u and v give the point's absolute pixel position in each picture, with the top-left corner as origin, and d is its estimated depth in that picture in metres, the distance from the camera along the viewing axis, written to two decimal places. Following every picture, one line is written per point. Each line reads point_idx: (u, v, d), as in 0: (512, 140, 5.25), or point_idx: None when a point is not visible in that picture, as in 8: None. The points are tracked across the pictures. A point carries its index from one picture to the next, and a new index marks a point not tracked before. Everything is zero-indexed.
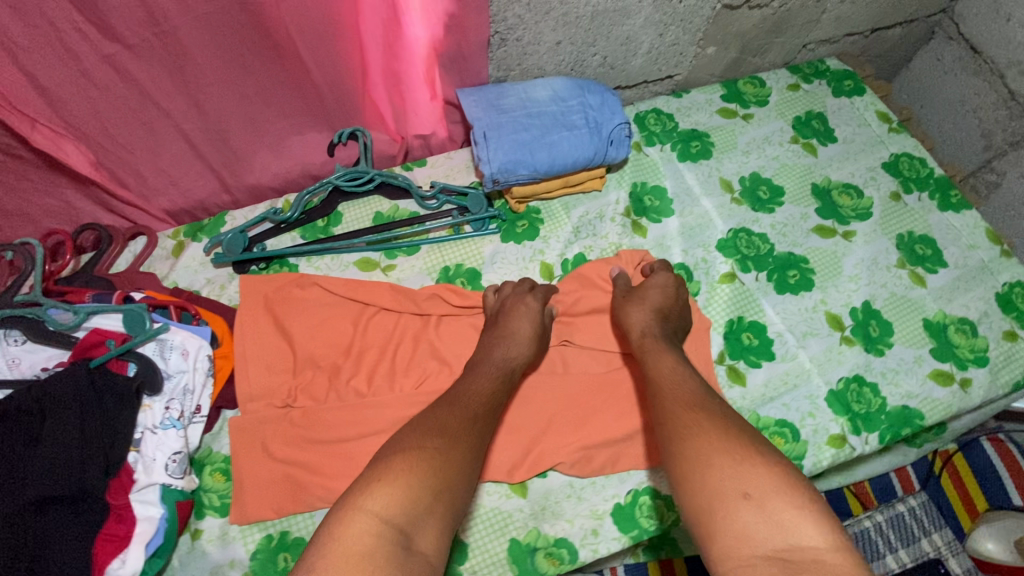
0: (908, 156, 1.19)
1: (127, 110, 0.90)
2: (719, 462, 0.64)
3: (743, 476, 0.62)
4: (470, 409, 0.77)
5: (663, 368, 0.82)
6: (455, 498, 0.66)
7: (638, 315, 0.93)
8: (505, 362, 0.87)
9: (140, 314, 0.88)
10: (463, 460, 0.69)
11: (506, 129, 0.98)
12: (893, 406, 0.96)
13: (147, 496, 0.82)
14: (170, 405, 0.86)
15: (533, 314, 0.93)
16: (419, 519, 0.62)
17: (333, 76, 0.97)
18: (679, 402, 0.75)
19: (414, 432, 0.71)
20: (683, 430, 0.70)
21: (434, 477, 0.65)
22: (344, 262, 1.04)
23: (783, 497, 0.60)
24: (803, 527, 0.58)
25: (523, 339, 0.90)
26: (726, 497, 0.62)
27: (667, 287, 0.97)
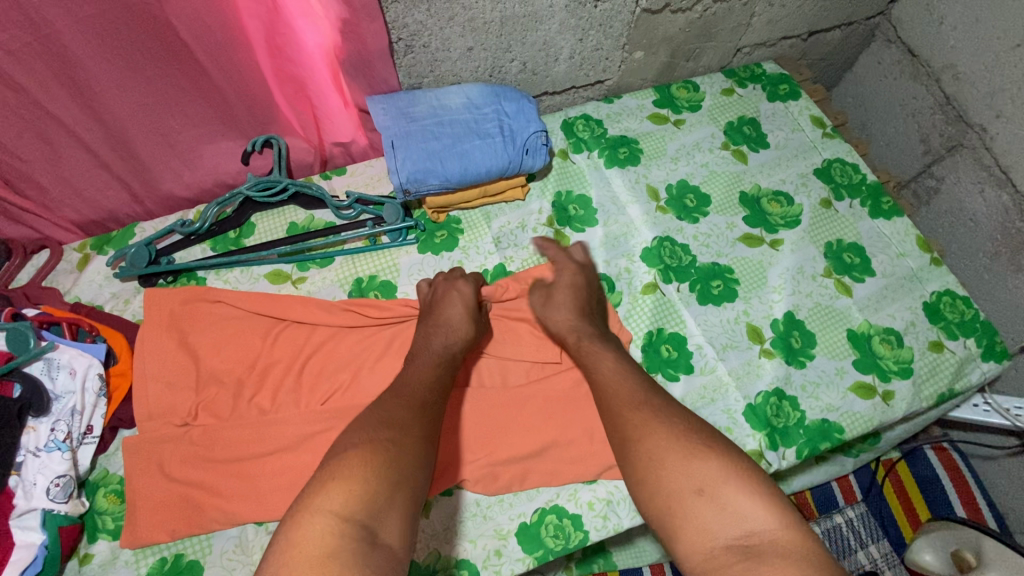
0: (841, 161, 1.16)
1: (17, 119, 0.87)
2: (670, 462, 0.67)
3: (693, 470, 0.66)
4: (416, 397, 0.77)
5: (600, 367, 0.83)
6: (412, 485, 0.66)
7: (562, 314, 0.92)
8: (449, 350, 0.87)
9: (26, 332, 0.85)
10: (416, 448, 0.70)
11: (415, 137, 0.96)
12: (812, 420, 0.94)
13: (28, 522, 0.78)
14: (56, 426, 0.83)
15: (469, 298, 0.92)
16: (380, 512, 0.62)
17: (237, 83, 0.94)
18: (622, 401, 0.76)
19: (365, 427, 0.71)
20: (631, 435, 0.72)
21: (389, 470, 0.65)
22: (254, 275, 1.01)
23: (732, 487, 0.64)
24: (756, 512, 0.62)
25: (463, 325, 0.89)
26: (681, 496, 0.65)
27: (576, 284, 0.94)
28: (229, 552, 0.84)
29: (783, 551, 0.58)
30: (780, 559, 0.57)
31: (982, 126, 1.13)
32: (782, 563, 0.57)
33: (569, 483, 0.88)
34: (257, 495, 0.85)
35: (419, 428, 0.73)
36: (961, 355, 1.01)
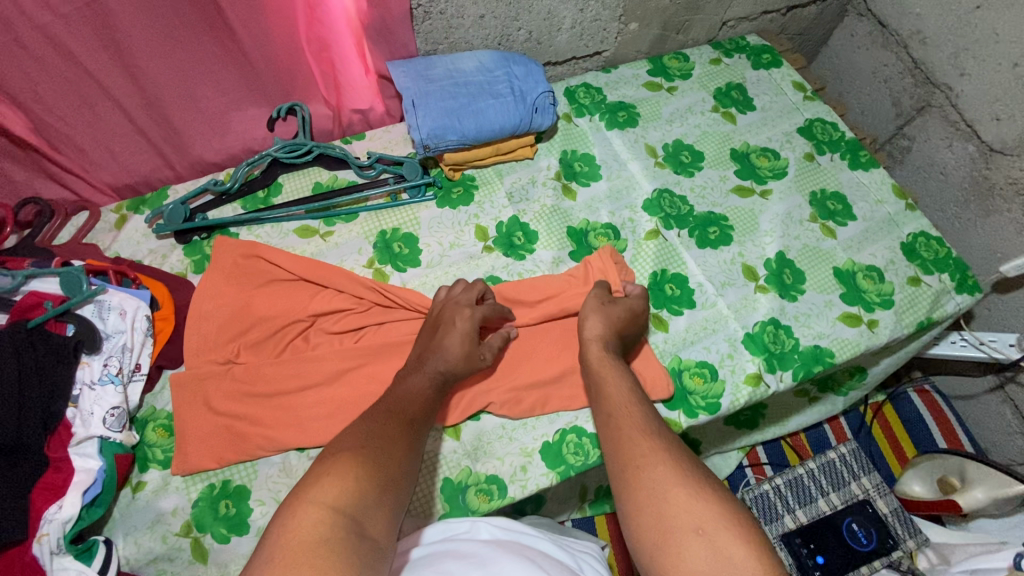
0: (821, 121, 1.26)
1: (63, 81, 0.94)
2: (674, 495, 0.67)
3: (694, 510, 0.66)
4: (406, 411, 0.77)
5: (612, 392, 0.83)
6: (398, 491, 0.68)
7: (596, 327, 0.92)
8: (440, 379, 0.84)
9: (78, 277, 0.91)
10: (405, 455, 0.72)
11: (433, 96, 1.04)
12: (805, 346, 1.03)
13: (86, 450, 0.84)
14: (108, 362, 0.89)
15: (470, 335, 0.88)
16: (369, 509, 0.63)
17: (267, 50, 1.02)
18: (633, 426, 0.76)
19: (356, 434, 0.71)
20: (639, 460, 0.72)
21: (380, 473, 0.67)
22: (284, 230, 1.08)
23: (731, 534, 0.63)
24: (749, 561, 0.61)
25: (456, 357, 0.86)
26: (680, 533, 0.65)
27: (633, 310, 0.96)
28: (274, 476, 0.90)
29: None
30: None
31: (948, 85, 1.24)
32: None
33: (586, 406, 0.96)
34: (298, 424, 0.92)
35: (408, 441, 0.74)
36: (937, 288, 1.10)
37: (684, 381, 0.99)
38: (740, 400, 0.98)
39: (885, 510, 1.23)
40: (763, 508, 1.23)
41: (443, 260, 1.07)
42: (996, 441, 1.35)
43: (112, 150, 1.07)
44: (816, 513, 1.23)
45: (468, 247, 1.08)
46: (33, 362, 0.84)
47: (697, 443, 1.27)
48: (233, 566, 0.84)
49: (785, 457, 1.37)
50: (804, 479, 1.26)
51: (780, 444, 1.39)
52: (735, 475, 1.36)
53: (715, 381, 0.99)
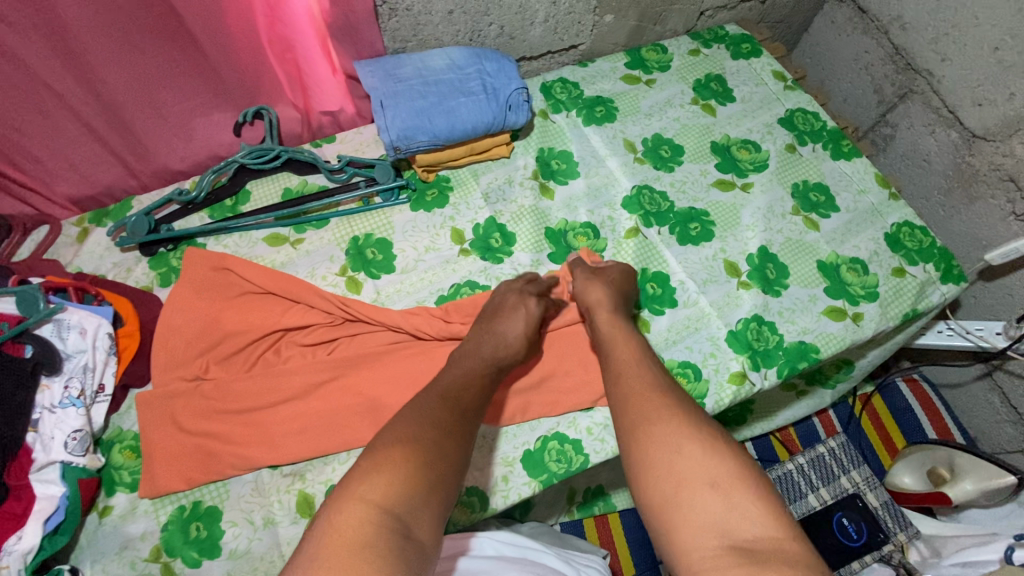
0: (803, 110, 1.24)
1: (15, 91, 0.90)
2: (688, 450, 0.64)
3: (708, 464, 0.63)
4: (461, 403, 0.72)
5: (621, 354, 0.80)
6: (448, 483, 0.63)
7: (598, 292, 0.91)
8: (494, 361, 0.82)
9: (34, 296, 0.87)
10: (458, 449, 0.66)
11: (402, 96, 1.01)
12: (790, 342, 1.01)
13: (48, 476, 0.81)
14: (69, 384, 0.85)
15: (530, 319, 0.88)
16: (418, 509, 0.59)
17: (228, 52, 0.99)
18: (642, 386, 0.73)
19: (409, 423, 0.67)
20: (650, 415, 0.68)
21: (432, 469, 0.62)
22: (253, 239, 1.04)
23: (744, 489, 0.61)
24: (763, 515, 0.59)
25: (515, 334, 0.85)
26: (692, 486, 0.62)
27: (626, 270, 0.97)
28: (246, 496, 0.87)
29: (787, 558, 0.55)
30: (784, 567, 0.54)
31: (930, 71, 1.22)
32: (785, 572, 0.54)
33: (568, 412, 0.94)
34: (270, 440, 0.89)
35: (459, 431, 0.69)
36: (922, 278, 1.09)
37: None
38: (724, 399, 0.96)
39: (876, 504, 1.22)
40: None
41: (419, 265, 1.04)
42: (985, 430, 1.34)
43: (71, 161, 1.03)
44: (806, 509, 1.22)
45: (444, 251, 1.05)
46: None
47: None
48: None
49: (774, 452, 1.36)
50: (793, 475, 1.25)
51: (768, 439, 1.38)
52: None
53: (698, 381, 0.96)
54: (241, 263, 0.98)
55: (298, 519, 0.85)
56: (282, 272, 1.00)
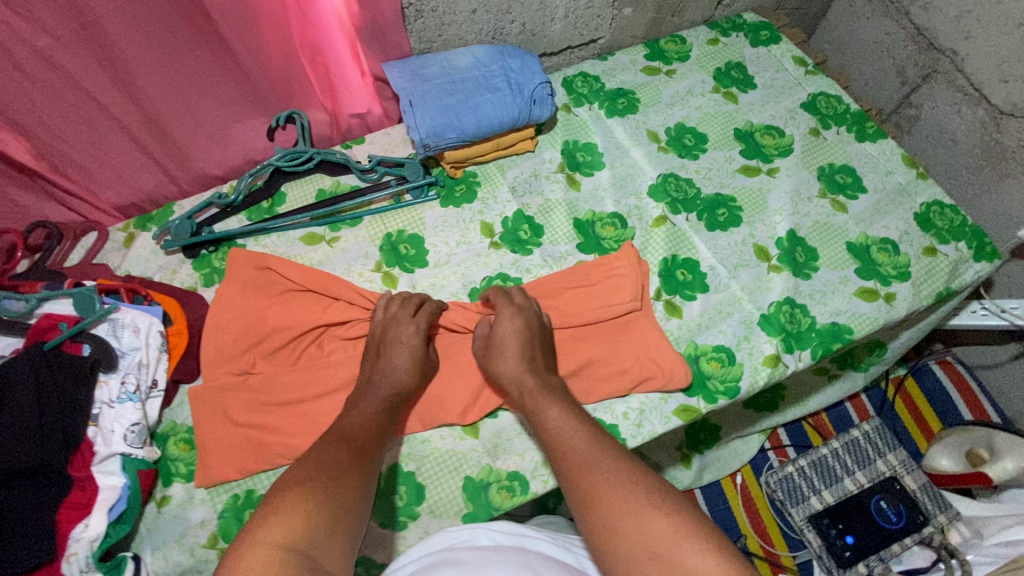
0: (825, 94, 1.24)
1: (63, 103, 0.96)
2: (623, 527, 0.66)
3: (645, 535, 0.65)
4: (358, 440, 0.76)
5: (554, 428, 0.78)
6: (352, 518, 0.67)
7: (507, 362, 0.87)
8: (393, 400, 0.85)
9: (90, 296, 0.91)
10: (358, 484, 0.70)
11: (430, 95, 1.03)
12: (822, 324, 1.01)
13: (109, 467, 0.85)
14: (125, 379, 0.89)
15: (415, 344, 0.89)
16: (318, 544, 0.62)
17: (261, 59, 1.03)
18: (574, 465, 0.73)
19: (306, 467, 0.70)
20: (586, 499, 0.70)
21: (331, 507, 0.66)
22: (290, 239, 1.08)
23: (682, 546, 0.64)
24: (708, 570, 0.62)
25: (406, 370, 0.87)
26: (635, 560, 0.64)
27: (524, 326, 0.90)
28: None
29: None
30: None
31: (953, 50, 1.21)
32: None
33: (603, 398, 0.94)
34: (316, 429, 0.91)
35: (361, 468, 0.73)
36: (954, 257, 1.08)
37: (702, 366, 0.96)
38: (759, 381, 0.96)
39: (914, 487, 1.23)
40: (788, 490, 1.22)
41: (452, 258, 1.06)
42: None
43: (117, 170, 1.08)
44: (844, 493, 1.21)
45: (475, 244, 1.07)
46: (53, 382, 0.85)
47: (717, 429, 1.29)
48: None
49: (807, 438, 1.35)
50: (829, 459, 1.24)
51: (801, 425, 1.37)
52: (757, 460, 1.34)
53: (733, 365, 0.97)
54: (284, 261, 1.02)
55: None
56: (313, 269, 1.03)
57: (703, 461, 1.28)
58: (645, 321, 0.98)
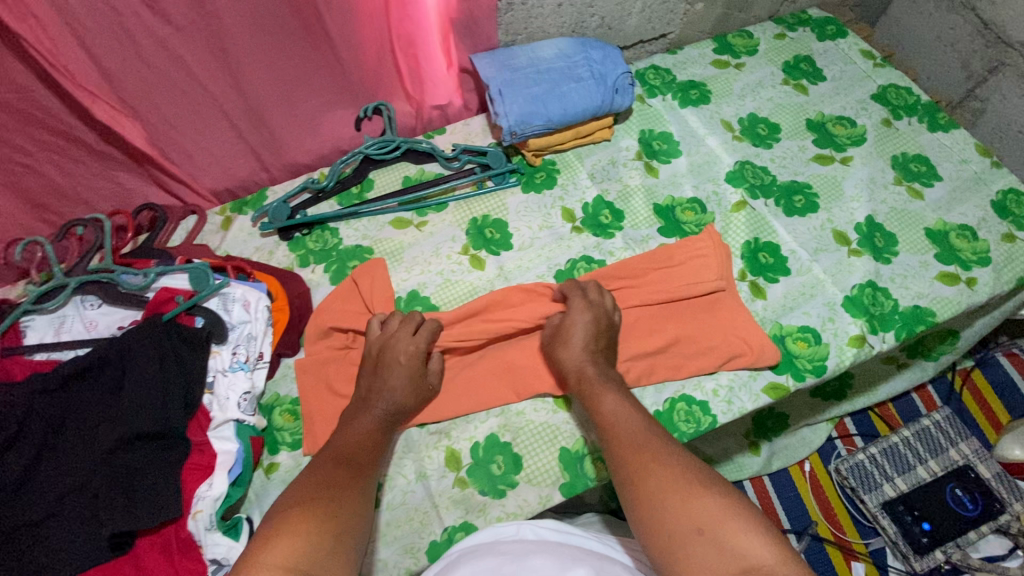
0: (895, 86, 1.26)
1: (175, 90, 1.01)
2: (669, 502, 0.68)
3: (691, 512, 0.66)
4: (353, 457, 0.79)
5: (607, 410, 0.82)
6: (351, 534, 0.69)
7: (573, 353, 0.90)
8: (389, 417, 0.87)
9: (204, 273, 0.97)
10: (356, 503, 0.73)
11: (518, 84, 1.07)
12: (905, 306, 1.02)
13: (224, 433, 0.89)
14: (236, 351, 0.94)
15: (415, 359, 0.91)
16: (320, 563, 0.63)
17: (357, 50, 1.07)
18: (623, 445, 0.76)
19: (299, 490, 0.72)
20: (634, 474, 0.72)
21: (330, 523, 0.68)
22: (380, 223, 1.12)
23: (729, 524, 0.65)
24: (754, 549, 0.62)
25: (401, 388, 0.89)
26: (681, 538, 0.65)
27: (596, 317, 0.93)
28: (399, 453, 0.93)
29: None
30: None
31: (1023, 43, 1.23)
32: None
33: (692, 375, 0.96)
34: None
35: (356, 485, 0.75)
36: None
37: (788, 346, 0.98)
38: (846, 361, 0.97)
39: (988, 475, 1.22)
40: (860, 477, 1.23)
41: (536, 242, 1.10)
42: None
43: (216, 156, 1.13)
44: (916, 481, 1.22)
45: (557, 229, 1.11)
46: (172, 351, 0.90)
47: (784, 418, 1.30)
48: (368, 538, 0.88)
49: (875, 428, 1.35)
50: (899, 447, 1.25)
51: (867, 415, 1.37)
52: (825, 448, 1.35)
53: (819, 345, 0.98)
54: (368, 271, 1.06)
55: (447, 473, 0.91)
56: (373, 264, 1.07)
57: (771, 448, 1.29)
58: (731, 300, 1.01)
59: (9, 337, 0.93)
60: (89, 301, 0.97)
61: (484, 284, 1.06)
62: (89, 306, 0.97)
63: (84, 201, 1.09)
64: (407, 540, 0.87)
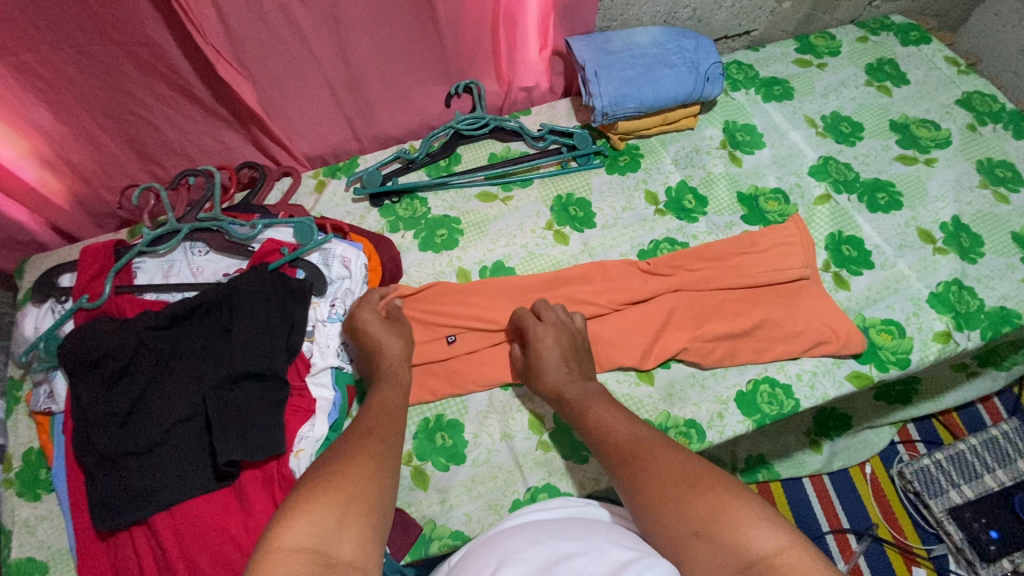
0: (980, 93, 1.26)
1: (287, 56, 1.03)
2: (662, 507, 0.65)
3: (687, 514, 0.62)
4: (367, 426, 0.73)
5: (599, 419, 0.78)
6: (370, 504, 0.62)
7: (551, 375, 0.87)
8: (393, 368, 0.86)
9: (309, 227, 1.02)
10: (372, 467, 0.66)
11: (614, 67, 1.10)
12: (991, 307, 1.02)
13: (321, 379, 0.94)
14: (334, 303, 0.99)
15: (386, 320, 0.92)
16: (334, 533, 0.57)
17: (459, 27, 1.10)
18: (617, 452, 0.73)
19: (317, 467, 0.65)
20: (629, 481, 0.69)
21: (342, 492, 0.61)
22: (466, 195, 1.16)
23: (727, 520, 0.60)
24: (755, 540, 0.58)
25: (393, 342, 0.89)
26: (682, 541, 0.62)
27: (560, 327, 0.92)
28: (484, 411, 0.96)
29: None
30: None
31: None
32: None
33: (776, 359, 0.97)
34: (503, 362, 0.98)
35: (371, 450, 0.68)
36: None
37: (872, 337, 0.99)
38: (930, 356, 0.98)
39: None
40: (925, 481, 1.23)
41: (619, 221, 1.12)
42: None
43: (313, 122, 1.17)
44: (984, 490, 1.22)
45: (640, 211, 1.13)
46: (276, 299, 0.94)
47: (848, 419, 1.29)
48: (453, 492, 0.90)
49: (938, 435, 1.34)
50: (967, 455, 1.24)
51: (930, 422, 1.36)
52: (886, 452, 1.33)
53: (903, 338, 0.99)
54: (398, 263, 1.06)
55: (531, 435, 0.94)
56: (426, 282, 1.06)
57: (833, 448, 1.28)
58: (816, 289, 1.02)
59: (123, 276, 0.99)
60: (197, 248, 1.03)
61: (568, 259, 1.09)
62: (197, 253, 1.03)
63: (187, 156, 1.14)
64: (491, 497, 0.90)
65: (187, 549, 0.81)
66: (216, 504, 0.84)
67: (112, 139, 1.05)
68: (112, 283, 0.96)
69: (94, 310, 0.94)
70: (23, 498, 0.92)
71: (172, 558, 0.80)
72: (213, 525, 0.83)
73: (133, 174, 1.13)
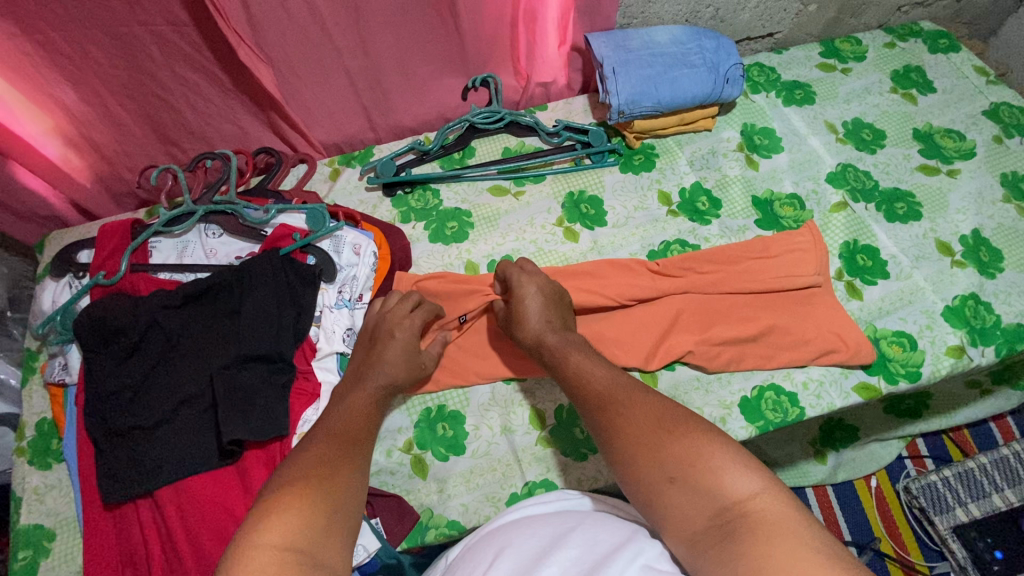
0: (1008, 105, 1.23)
1: (307, 45, 1.04)
2: (636, 453, 0.64)
3: (662, 460, 0.62)
4: (351, 430, 0.74)
5: (575, 366, 0.79)
6: (348, 518, 0.62)
7: (530, 323, 0.87)
8: (389, 392, 0.84)
9: (321, 214, 1.03)
10: (352, 474, 0.67)
11: (633, 64, 1.09)
12: (1008, 323, 1.00)
13: (328, 364, 0.95)
14: (342, 289, 1.00)
15: (410, 341, 0.88)
16: (321, 540, 0.57)
17: (479, 21, 1.10)
18: (592, 395, 0.73)
19: (298, 467, 0.65)
20: (604, 426, 0.69)
21: (328, 497, 0.62)
22: (479, 188, 1.16)
23: (701, 465, 0.60)
24: (729, 483, 0.58)
25: (400, 364, 0.86)
26: (654, 487, 0.62)
27: (541, 280, 0.92)
28: (486, 404, 0.96)
29: (755, 521, 0.55)
30: (757, 533, 0.53)
31: None
32: (756, 536, 0.53)
33: (783, 366, 0.96)
34: (504, 350, 0.98)
35: (354, 460, 0.69)
36: None
37: (882, 348, 0.97)
38: (941, 370, 0.96)
39: None
40: (932, 498, 1.22)
41: (630, 221, 1.11)
42: None
43: (330, 111, 1.18)
44: (990, 509, 1.21)
45: (652, 211, 1.12)
46: (286, 284, 0.95)
47: (855, 430, 1.27)
48: (451, 483, 0.91)
49: (947, 452, 1.31)
50: (976, 473, 1.23)
51: (941, 439, 1.33)
52: (893, 466, 1.31)
53: (914, 351, 0.97)
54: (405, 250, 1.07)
55: (530, 430, 0.94)
56: (435, 272, 1.06)
57: (838, 459, 1.26)
58: (827, 297, 1.01)
59: (138, 255, 1.01)
60: (212, 231, 1.05)
61: (577, 256, 1.09)
62: (211, 235, 1.05)
63: (205, 139, 1.15)
64: (488, 489, 0.90)
65: (190, 524, 0.83)
66: (219, 483, 0.86)
67: (133, 119, 1.07)
68: (128, 261, 0.98)
69: (109, 286, 0.96)
70: (34, 466, 0.94)
71: (174, 532, 0.82)
72: (216, 502, 0.84)
73: (153, 155, 1.15)
